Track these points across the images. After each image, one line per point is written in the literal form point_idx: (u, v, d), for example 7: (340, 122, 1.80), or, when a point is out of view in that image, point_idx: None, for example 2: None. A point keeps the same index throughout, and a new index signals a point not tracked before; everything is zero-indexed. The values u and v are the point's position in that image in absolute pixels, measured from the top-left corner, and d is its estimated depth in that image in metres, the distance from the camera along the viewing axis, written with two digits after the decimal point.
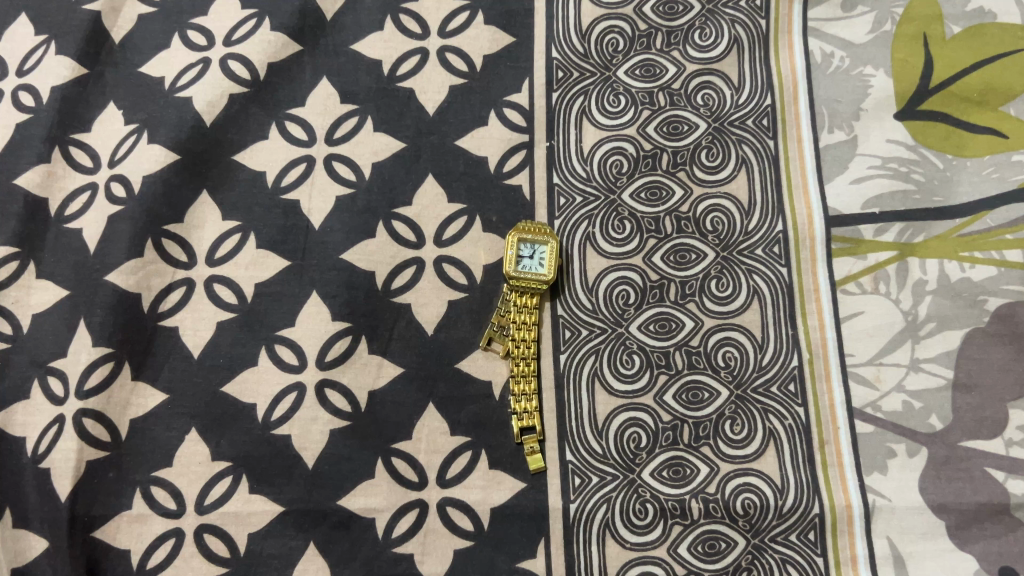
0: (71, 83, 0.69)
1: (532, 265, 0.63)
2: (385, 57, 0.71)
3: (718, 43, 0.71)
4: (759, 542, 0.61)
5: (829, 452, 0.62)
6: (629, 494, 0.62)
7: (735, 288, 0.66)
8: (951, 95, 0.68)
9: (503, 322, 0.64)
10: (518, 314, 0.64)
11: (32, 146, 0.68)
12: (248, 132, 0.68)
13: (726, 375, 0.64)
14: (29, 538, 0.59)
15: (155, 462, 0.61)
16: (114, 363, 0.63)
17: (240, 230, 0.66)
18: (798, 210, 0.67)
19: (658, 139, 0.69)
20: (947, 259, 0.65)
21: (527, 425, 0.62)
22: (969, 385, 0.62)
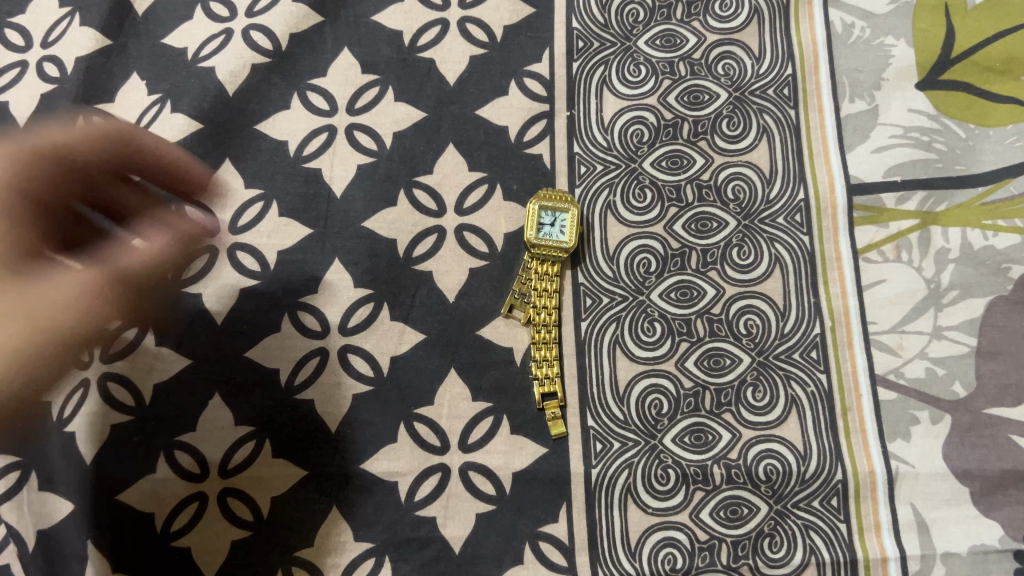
0: (94, 54, 0.70)
1: (553, 232, 0.64)
2: (405, 28, 0.71)
3: (739, 13, 0.72)
4: (782, 508, 0.60)
5: (852, 419, 0.62)
6: (651, 459, 0.61)
7: (757, 255, 0.66)
8: (974, 64, 0.68)
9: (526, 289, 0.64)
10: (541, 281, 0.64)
11: (55, 116, 0.68)
12: (270, 102, 0.69)
13: (748, 342, 0.64)
14: (55, 501, 0.60)
15: (179, 427, 0.61)
16: (139, 329, 0.63)
17: (262, 199, 0.66)
18: (820, 177, 0.67)
19: (678, 108, 0.69)
20: (970, 227, 0.65)
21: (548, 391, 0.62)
22: (993, 352, 0.62)
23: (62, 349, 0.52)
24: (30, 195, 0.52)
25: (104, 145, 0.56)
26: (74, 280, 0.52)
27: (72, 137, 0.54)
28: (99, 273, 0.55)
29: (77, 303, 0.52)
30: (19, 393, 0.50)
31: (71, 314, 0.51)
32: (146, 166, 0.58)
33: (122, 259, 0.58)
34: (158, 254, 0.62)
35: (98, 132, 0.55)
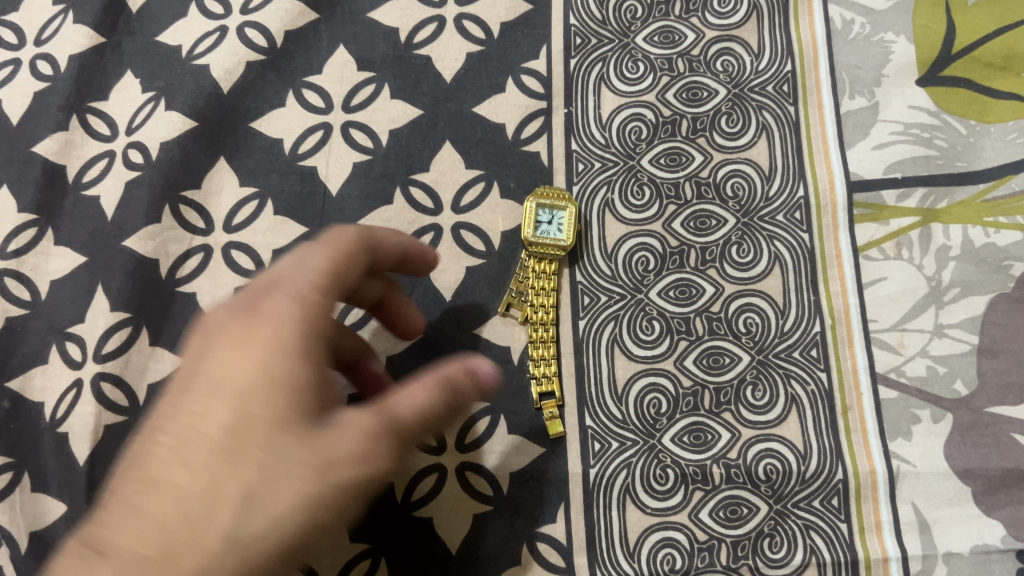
0: (88, 52, 0.70)
1: (550, 230, 0.63)
2: (401, 25, 0.71)
3: (738, 9, 0.71)
4: (782, 507, 0.60)
5: (853, 418, 0.61)
6: (650, 459, 0.61)
7: (756, 253, 0.65)
8: (975, 60, 0.68)
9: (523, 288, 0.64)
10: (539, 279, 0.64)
11: (50, 115, 0.68)
12: (265, 100, 0.68)
13: (748, 340, 0.63)
14: (48, 502, 0.59)
15: None
16: (132, 329, 0.63)
17: (257, 196, 0.66)
18: (820, 175, 0.66)
19: (677, 105, 0.69)
20: (971, 224, 0.64)
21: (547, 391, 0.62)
22: (994, 350, 0.61)
23: (347, 501, 0.41)
24: (309, 328, 0.44)
25: (353, 268, 0.49)
26: (356, 431, 0.41)
27: (317, 263, 0.47)
28: (385, 413, 0.43)
29: (366, 448, 0.41)
30: (291, 548, 0.40)
31: (363, 469, 0.41)
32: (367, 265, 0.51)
33: (400, 407, 0.43)
34: (448, 406, 0.45)
35: (336, 254, 0.48)
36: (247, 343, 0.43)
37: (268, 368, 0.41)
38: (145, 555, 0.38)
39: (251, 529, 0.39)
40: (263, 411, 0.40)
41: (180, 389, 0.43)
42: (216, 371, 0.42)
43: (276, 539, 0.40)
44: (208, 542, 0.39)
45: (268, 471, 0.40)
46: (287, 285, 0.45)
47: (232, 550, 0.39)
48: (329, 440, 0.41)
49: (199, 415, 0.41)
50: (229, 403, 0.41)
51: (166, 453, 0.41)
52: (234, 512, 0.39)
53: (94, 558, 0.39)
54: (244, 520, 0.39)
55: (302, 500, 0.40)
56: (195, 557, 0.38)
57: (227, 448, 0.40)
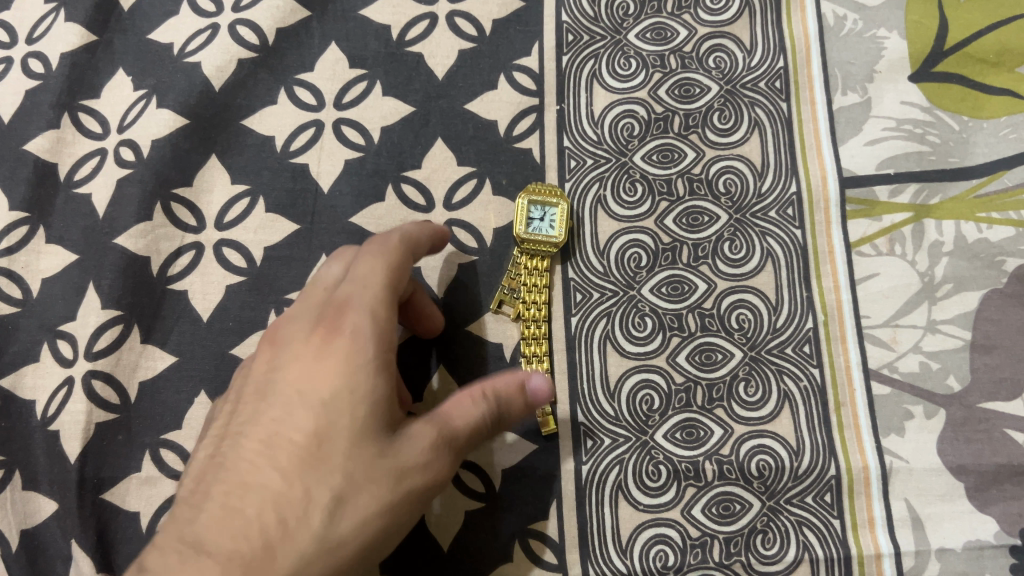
0: (80, 50, 0.70)
1: (543, 227, 0.63)
2: (393, 22, 0.71)
3: (730, 6, 0.71)
4: (775, 504, 0.60)
5: (846, 414, 0.61)
6: (642, 455, 0.61)
7: (748, 250, 0.65)
8: (967, 56, 0.68)
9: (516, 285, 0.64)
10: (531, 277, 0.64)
11: (41, 113, 0.69)
12: (257, 97, 0.69)
13: (740, 337, 0.63)
14: (39, 500, 0.59)
15: (166, 425, 0.61)
16: (124, 326, 0.63)
17: (249, 194, 0.66)
18: (812, 171, 0.66)
19: (669, 101, 0.68)
20: (964, 220, 0.64)
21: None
22: (987, 346, 0.61)
23: (414, 508, 0.47)
24: (380, 340, 0.48)
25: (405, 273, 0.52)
26: (422, 445, 0.47)
27: (379, 272, 0.50)
28: (442, 428, 0.48)
29: (428, 462, 0.47)
30: (371, 548, 0.45)
31: (423, 478, 0.47)
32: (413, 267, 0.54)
33: (451, 419, 0.49)
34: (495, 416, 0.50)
35: (394, 262, 0.51)
36: (327, 356, 0.47)
37: (355, 383, 0.46)
38: (244, 553, 0.43)
39: (340, 532, 0.44)
40: (351, 425, 0.45)
41: (262, 401, 0.48)
42: (299, 384, 0.47)
43: (358, 541, 0.45)
44: (304, 542, 0.43)
45: (355, 479, 0.45)
46: (361, 298, 0.49)
47: (323, 551, 0.44)
48: (401, 453, 0.46)
49: (286, 426, 0.46)
50: (317, 416, 0.46)
51: (258, 461, 0.46)
52: (326, 516, 0.44)
53: (198, 553, 0.43)
54: (332, 523, 0.44)
55: (379, 505, 0.45)
56: (293, 556, 0.43)
57: (310, 457, 0.45)
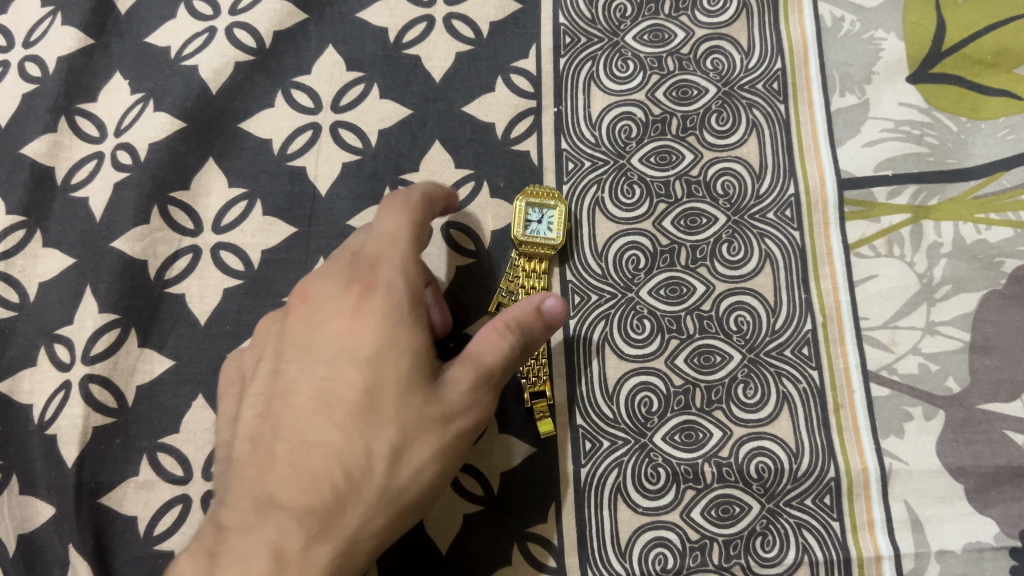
0: (76, 53, 0.70)
1: (541, 229, 0.63)
2: (390, 25, 0.71)
3: (727, 7, 0.71)
4: (775, 506, 0.60)
5: (845, 416, 0.61)
6: (641, 458, 0.61)
7: (747, 252, 0.65)
8: (965, 57, 0.67)
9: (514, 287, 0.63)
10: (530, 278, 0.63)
11: (38, 116, 0.68)
12: (254, 100, 0.68)
13: (739, 339, 0.63)
14: (36, 504, 0.59)
15: (163, 429, 0.60)
16: (121, 330, 0.63)
17: (246, 198, 0.66)
18: (811, 173, 0.66)
19: (667, 103, 0.68)
20: (963, 221, 0.64)
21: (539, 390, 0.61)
22: (986, 347, 0.61)
23: (464, 444, 0.48)
24: (409, 291, 0.48)
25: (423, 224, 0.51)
26: (463, 387, 0.47)
27: (401, 225, 0.50)
28: (478, 366, 0.48)
29: (473, 403, 0.48)
30: (431, 489, 0.47)
31: (470, 419, 0.48)
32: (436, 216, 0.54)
33: (483, 354, 0.48)
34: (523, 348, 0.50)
35: (414, 214, 0.51)
36: (361, 311, 0.47)
37: (394, 335, 0.46)
38: (314, 510, 0.44)
39: (401, 480, 0.46)
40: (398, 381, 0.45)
41: (297, 352, 0.48)
42: (336, 337, 0.47)
43: (418, 485, 0.46)
44: (370, 493, 0.45)
45: (410, 430, 0.45)
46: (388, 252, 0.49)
47: (389, 498, 0.46)
48: (449, 400, 0.47)
49: (332, 379, 0.46)
50: (362, 370, 0.45)
51: (307, 415, 0.46)
52: (387, 468, 0.45)
53: (270, 512, 0.45)
54: (394, 472, 0.45)
55: (436, 450, 0.46)
56: (360, 507, 0.45)
57: (362, 409, 0.45)
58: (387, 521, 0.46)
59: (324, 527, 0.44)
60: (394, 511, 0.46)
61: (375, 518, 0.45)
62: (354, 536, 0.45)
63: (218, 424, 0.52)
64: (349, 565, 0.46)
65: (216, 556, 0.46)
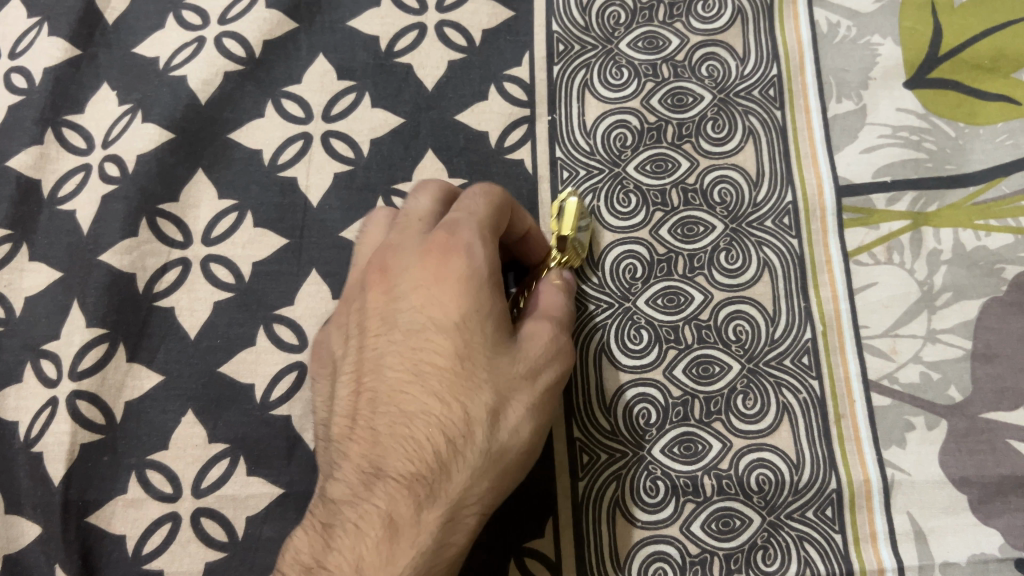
0: (63, 64, 0.69)
1: (583, 239, 0.63)
2: (381, 33, 0.70)
3: (722, 13, 0.70)
4: (776, 519, 0.58)
5: (846, 426, 0.60)
6: (639, 471, 0.60)
7: (745, 260, 0.64)
8: (962, 62, 0.67)
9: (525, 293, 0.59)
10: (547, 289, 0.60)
11: (25, 128, 0.68)
12: (244, 110, 0.68)
13: (738, 348, 0.62)
14: (22, 524, 0.58)
15: (152, 445, 0.59)
16: (108, 345, 0.61)
17: (236, 209, 0.65)
18: (808, 180, 0.65)
19: (662, 111, 0.68)
20: (962, 227, 0.63)
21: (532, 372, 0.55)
22: (988, 355, 0.60)
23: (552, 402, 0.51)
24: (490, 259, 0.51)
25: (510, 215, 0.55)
26: (541, 335, 0.51)
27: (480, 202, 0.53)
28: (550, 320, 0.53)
29: (553, 355, 0.51)
30: (529, 447, 0.49)
31: (553, 371, 0.51)
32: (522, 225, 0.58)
33: (548, 310, 0.54)
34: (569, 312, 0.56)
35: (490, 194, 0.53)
36: (446, 286, 0.49)
37: (483, 305, 0.49)
38: (423, 476, 0.48)
39: (501, 440, 0.48)
40: (489, 349, 0.48)
41: (389, 327, 0.51)
42: (425, 310, 0.50)
43: (517, 444, 0.49)
44: (473, 456, 0.47)
45: (504, 391, 0.48)
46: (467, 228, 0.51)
47: (493, 459, 0.48)
48: (531, 353, 0.50)
49: (424, 352, 0.49)
50: (451, 340, 0.49)
51: (406, 389, 0.50)
52: (486, 429, 0.48)
53: (380, 479, 0.49)
54: (493, 435, 0.48)
55: (533, 409, 0.49)
56: (467, 470, 0.47)
57: (457, 377, 0.48)
58: (494, 481, 0.48)
59: (434, 488, 0.48)
60: (497, 471, 0.48)
61: (481, 479, 0.48)
62: (463, 496, 0.48)
63: (319, 406, 0.56)
64: (461, 526, 0.48)
65: (330, 528, 0.49)
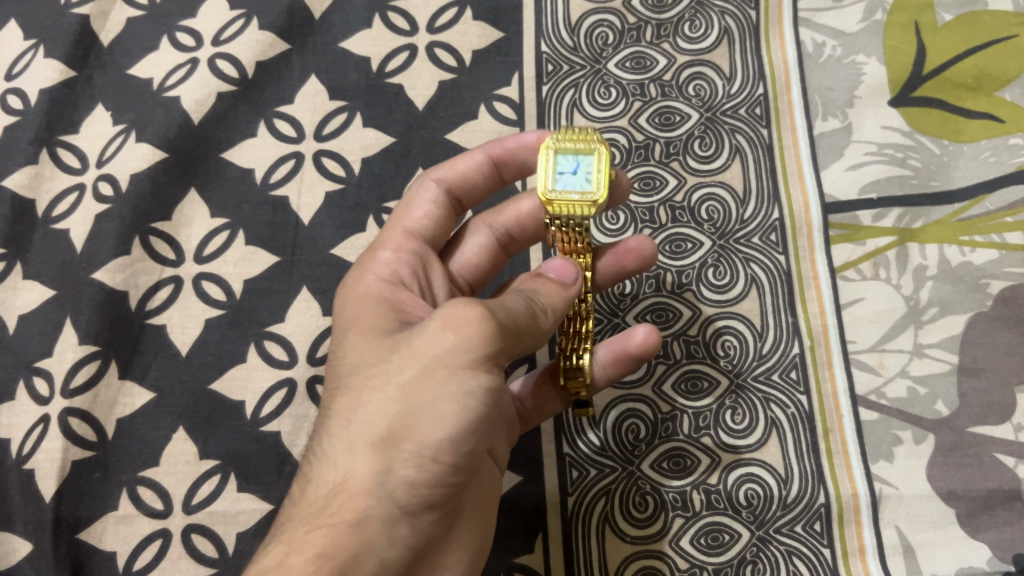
0: (59, 86, 0.70)
1: (574, 183, 0.54)
2: (373, 54, 0.71)
3: (709, 34, 0.71)
4: (765, 533, 0.58)
5: (834, 441, 0.60)
6: (629, 486, 0.60)
7: (732, 276, 0.65)
8: (945, 81, 0.68)
9: (570, 249, 0.58)
10: (571, 230, 0.57)
11: (20, 148, 0.68)
12: (236, 130, 0.69)
13: (726, 364, 0.63)
14: (13, 541, 0.58)
15: (143, 461, 0.59)
16: (100, 362, 0.62)
17: (228, 227, 0.65)
18: (795, 197, 0.66)
19: (650, 130, 0.69)
20: (947, 243, 0.64)
21: (576, 368, 0.56)
22: (974, 369, 0.60)
23: (438, 382, 0.42)
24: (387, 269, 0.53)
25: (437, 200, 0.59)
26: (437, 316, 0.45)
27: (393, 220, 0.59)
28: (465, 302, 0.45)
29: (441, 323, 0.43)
30: (388, 440, 0.42)
31: (438, 342, 0.43)
32: (489, 178, 0.60)
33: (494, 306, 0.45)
34: (535, 302, 0.47)
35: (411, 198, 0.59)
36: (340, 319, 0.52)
37: (355, 316, 0.50)
38: (288, 505, 0.45)
39: (348, 436, 0.43)
40: (349, 361, 0.47)
41: None
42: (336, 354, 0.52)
43: (366, 436, 0.42)
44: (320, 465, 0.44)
45: (360, 384, 0.45)
46: (377, 240, 0.57)
47: (337, 465, 0.43)
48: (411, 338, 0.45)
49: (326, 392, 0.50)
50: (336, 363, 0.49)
51: None
52: (336, 429, 0.44)
53: None
54: (344, 433, 0.43)
55: (384, 394, 0.43)
56: (316, 488, 0.43)
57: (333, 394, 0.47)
58: (339, 487, 0.42)
59: (286, 514, 0.44)
60: (342, 474, 0.42)
61: (321, 487, 0.43)
62: (303, 511, 0.42)
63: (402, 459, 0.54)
64: (300, 548, 0.40)
65: None
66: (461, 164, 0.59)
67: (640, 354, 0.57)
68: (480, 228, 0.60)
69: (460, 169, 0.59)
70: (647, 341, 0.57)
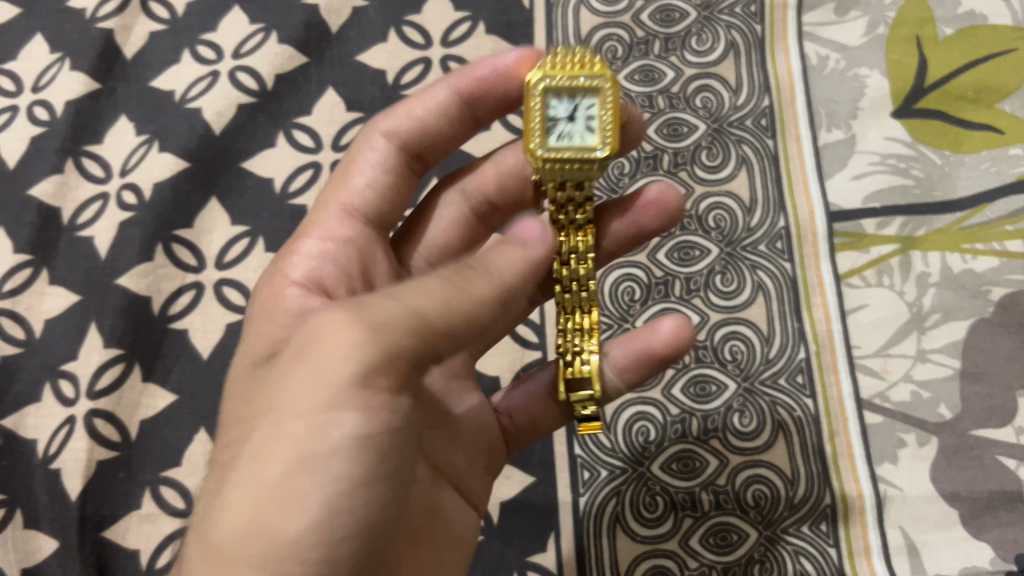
0: (84, 98, 0.72)
1: (578, 126, 0.45)
2: (388, 67, 0.73)
3: (715, 47, 0.73)
4: (772, 533, 0.60)
5: (840, 443, 0.61)
6: (639, 487, 0.61)
7: (740, 283, 0.66)
8: (946, 93, 0.69)
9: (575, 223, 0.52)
10: (564, 190, 0.49)
11: (46, 158, 0.70)
12: (256, 140, 0.71)
13: (734, 368, 0.64)
14: (40, 539, 0.59)
15: (166, 461, 0.61)
16: (124, 365, 0.64)
17: (248, 234, 0.67)
18: (800, 206, 0.68)
19: (658, 140, 0.70)
20: (949, 250, 0.65)
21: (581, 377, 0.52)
22: (976, 374, 0.62)
23: (302, 437, 0.36)
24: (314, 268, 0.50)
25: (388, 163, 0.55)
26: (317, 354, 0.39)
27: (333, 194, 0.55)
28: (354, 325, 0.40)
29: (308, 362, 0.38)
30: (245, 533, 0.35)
31: (308, 388, 0.37)
32: (455, 118, 0.55)
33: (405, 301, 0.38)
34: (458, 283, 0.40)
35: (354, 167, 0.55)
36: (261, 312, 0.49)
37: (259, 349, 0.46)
38: None
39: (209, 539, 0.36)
40: (233, 417, 0.42)
41: None
42: None
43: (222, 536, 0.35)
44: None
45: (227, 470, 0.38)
46: (313, 214, 0.54)
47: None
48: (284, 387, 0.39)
49: None
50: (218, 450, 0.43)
51: None
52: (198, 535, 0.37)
53: None
54: (205, 536, 0.36)
55: (249, 459, 0.37)
56: None
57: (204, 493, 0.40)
58: None
59: None
60: None
61: None
62: None
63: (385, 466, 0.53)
64: None
65: None
66: (418, 112, 0.54)
67: (666, 354, 0.54)
68: (452, 196, 0.57)
69: (418, 116, 0.54)
70: (675, 337, 0.54)
